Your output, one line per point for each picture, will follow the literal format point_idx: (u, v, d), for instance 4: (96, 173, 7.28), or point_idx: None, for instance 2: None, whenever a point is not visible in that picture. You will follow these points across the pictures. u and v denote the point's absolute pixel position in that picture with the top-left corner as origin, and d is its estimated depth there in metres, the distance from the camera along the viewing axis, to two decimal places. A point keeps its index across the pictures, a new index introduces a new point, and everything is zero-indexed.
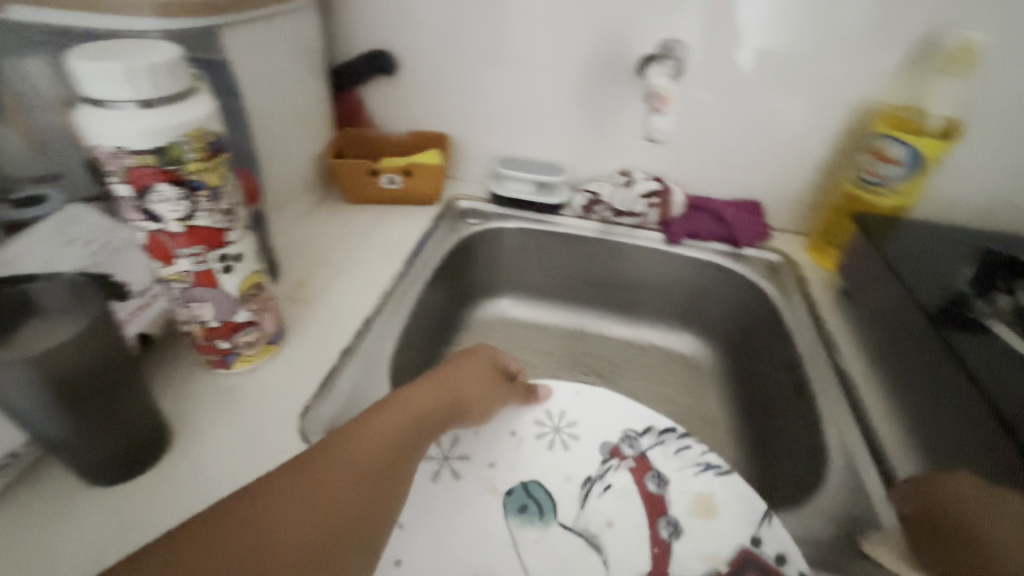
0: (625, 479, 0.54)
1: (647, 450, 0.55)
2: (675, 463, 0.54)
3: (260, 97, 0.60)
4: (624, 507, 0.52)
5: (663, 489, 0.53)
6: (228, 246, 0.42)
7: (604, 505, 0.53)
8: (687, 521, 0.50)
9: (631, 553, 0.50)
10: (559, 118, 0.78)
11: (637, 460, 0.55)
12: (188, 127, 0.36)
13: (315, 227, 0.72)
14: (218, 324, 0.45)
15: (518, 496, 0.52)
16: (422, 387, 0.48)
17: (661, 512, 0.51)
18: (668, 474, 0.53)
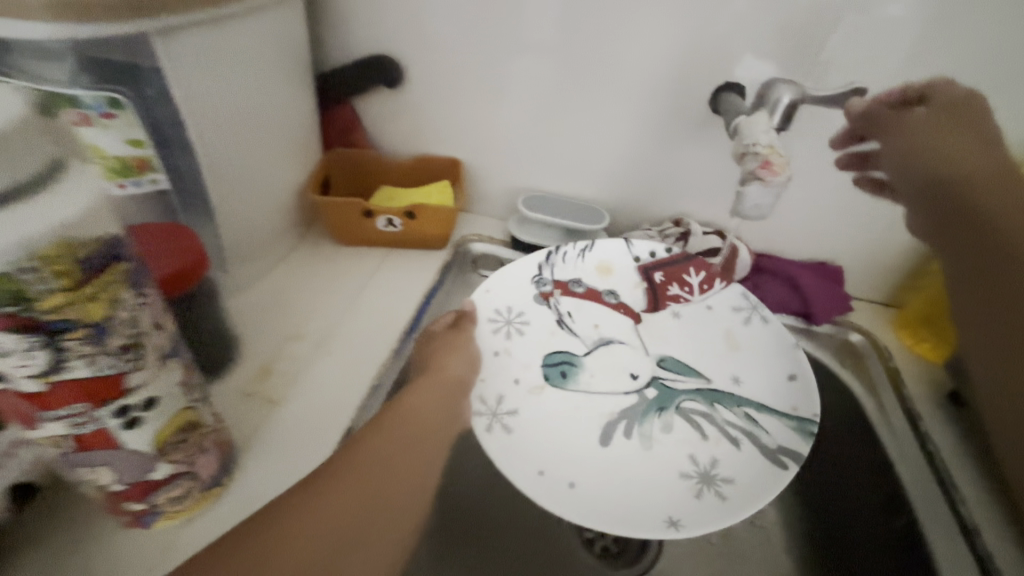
0: (577, 305, 0.54)
1: (555, 271, 0.54)
2: (577, 264, 0.55)
3: (217, 126, 0.44)
4: (598, 316, 0.54)
5: (582, 284, 0.55)
6: (127, 396, 0.27)
7: (584, 318, 0.54)
8: (620, 288, 0.55)
9: (631, 334, 0.53)
10: (606, 152, 0.62)
11: (583, 289, 0.54)
12: (35, 247, 0.21)
13: (292, 279, 0.57)
14: (124, 487, 0.31)
15: (550, 369, 0.50)
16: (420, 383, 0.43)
17: (603, 297, 0.54)
18: (585, 275, 0.55)
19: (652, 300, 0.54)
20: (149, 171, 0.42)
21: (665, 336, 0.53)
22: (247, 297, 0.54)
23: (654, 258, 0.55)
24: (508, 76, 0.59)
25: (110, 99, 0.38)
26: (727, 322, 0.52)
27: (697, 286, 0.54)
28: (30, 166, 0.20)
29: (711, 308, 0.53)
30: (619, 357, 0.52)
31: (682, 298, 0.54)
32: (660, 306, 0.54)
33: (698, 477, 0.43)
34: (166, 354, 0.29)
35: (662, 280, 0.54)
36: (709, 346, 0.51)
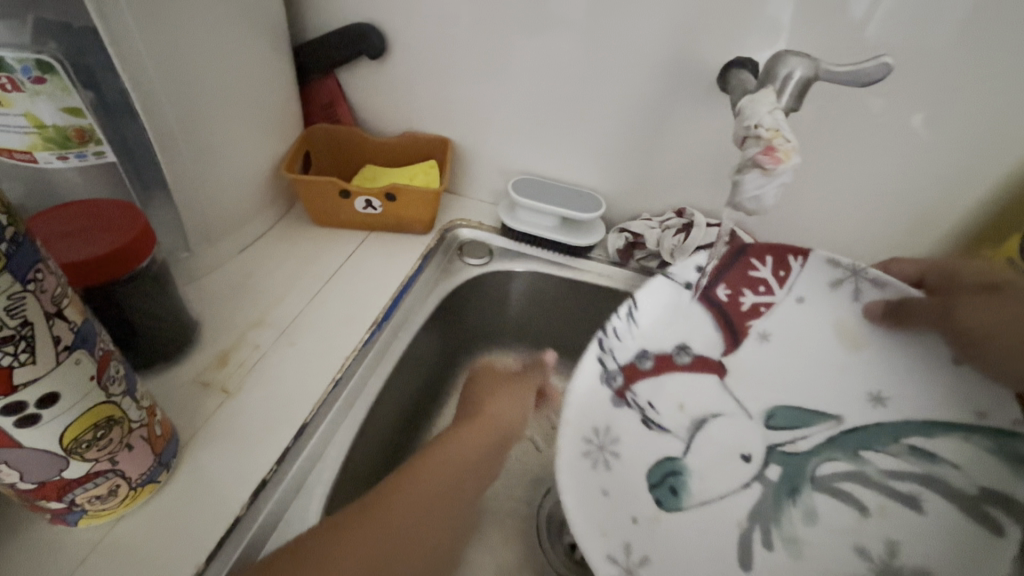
0: (652, 386, 0.45)
1: (621, 351, 0.44)
2: (642, 329, 0.45)
3: (169, 94, 0.41)
4: (691, 389, 0.45)
5: (650, 355, 0.45)
6: (19, 392, 0.25)
7: (665, 405, 0.44)
8: (692, 339, 0.46)
9: (722, 395, 0.45)
10: (605, 134, 0.57)
11: (656, 361, 0.45)
12: None
13: (264, 263, 0.55)
14: (34, 485, 0.29)
15: (659, 491, 0.41)
16: (463, 432, 0.45)
17: (674, 361, 0.45)
18: (649, 343, 0.45)
19: (733, 327, 0.46)
20: (90, 143, 0.38)
21: (769, 365, 0.46)
22: (215, 279, 0.52)
23: (710, 271, 0.45)
24: (500, 50, 0.54)
25: (41, 62, 0.34)
26: (833, 308, 0.45)
27: (772, 279, 0.45)
28: None
29: (802, 300, 0.45)
30: (724, 437, 0.44)
31: (760, 309, 0.45)
32: (746, 328, 0.46)
33: (879, 567, 0.38)
34: (68, 345, 0.26)
35: (728, 295, 0.45)
36: (802, 383, 0.45)
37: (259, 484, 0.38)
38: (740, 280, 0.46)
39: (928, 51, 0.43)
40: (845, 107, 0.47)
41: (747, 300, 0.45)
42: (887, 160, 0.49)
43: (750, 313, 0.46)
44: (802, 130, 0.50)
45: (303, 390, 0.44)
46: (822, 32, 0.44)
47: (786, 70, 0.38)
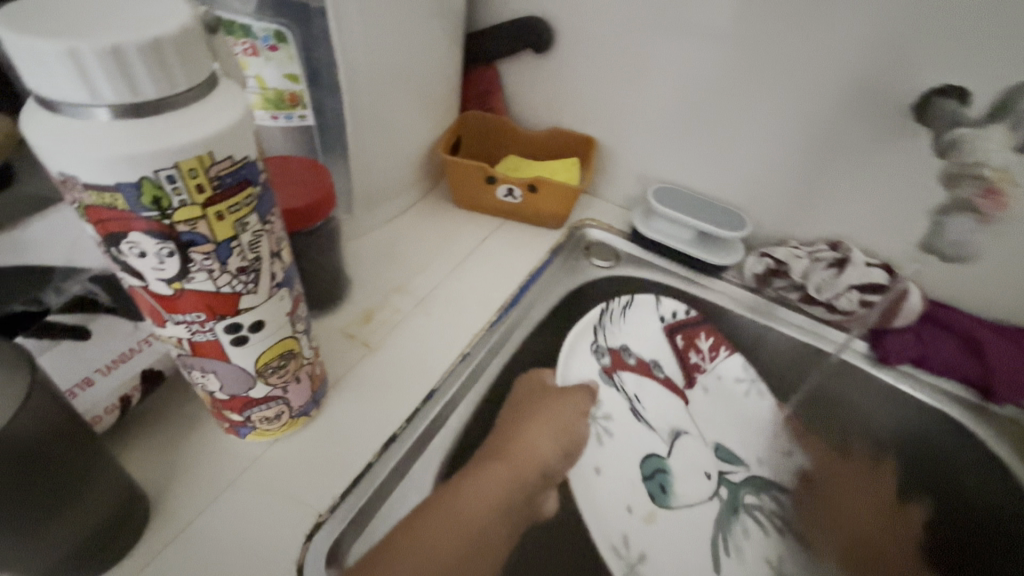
0: (635, 379, 0.54)
1: (613, 341, 0.55)
2: (635, 331, 0.56)
3: (366, 71, 0.45)
4: (658, 398, 0.54)
5: (634, 353, 0.55)
6: (241, 314, 0.28)
7: (649, 404, 0.54)
8: (664, 362, 0.56)
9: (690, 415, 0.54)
10: (763, 154, 0.54)
11: (638, 363, 0.55)
12: (180, 156, 0.21)
13: (406, 234, 0.58)
14: (226, 397, 0.33)
15: (651, 485, 0.50)
16: (497, 464, 0.41)
17: (651, 370, 0.55)
18: (632, 344, 0.55)
19: (683, 370, 0.56)
20: (299, 106, 0.44)
21: (708, 414, 0.55)
22: (365, 243, 0.56)
23: (676, 319, 0.57)
24: (667, 56, 0.53)
25: (276, 32, 0.40)
26: (738, 395, 0.56)
27: (709, 352, 0.57)
28: (191, 73, 0.21)
29: (721, 377, 0.56)
30: (692, 457, 0.52)
31: (702, 367, 0.56)
32: (690, 382, 0.56)
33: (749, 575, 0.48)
34: (279, 282, 0.30)
35: (683, 343, 0.56)
36: (748, 439, 0.54)
37: (390, 439, 0.40)
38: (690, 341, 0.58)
39: None
40: None
41: (693, 354, 0.56)
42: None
43: (695, 367, 0.56)
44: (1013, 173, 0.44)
45: (433, 359, 0.47)
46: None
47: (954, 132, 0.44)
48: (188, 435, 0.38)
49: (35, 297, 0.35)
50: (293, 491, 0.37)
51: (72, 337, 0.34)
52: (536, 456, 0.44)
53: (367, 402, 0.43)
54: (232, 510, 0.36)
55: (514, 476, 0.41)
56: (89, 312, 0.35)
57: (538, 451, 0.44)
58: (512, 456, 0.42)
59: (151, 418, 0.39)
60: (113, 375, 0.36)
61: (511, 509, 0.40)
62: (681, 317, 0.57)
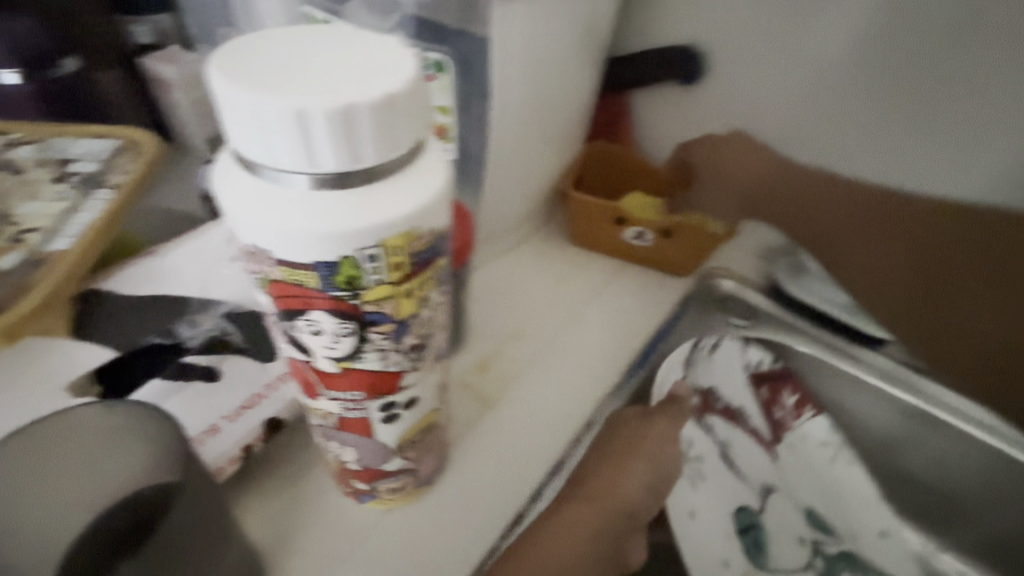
0: (722, 425, 0.47)
1: (700, 379, 0.48)
2: (721, 371, 0.48)
3: (516, 102, 0.41)
4: (747, 452, 0.47)
5: (723, 398, 0.48)
6: (399, 391, 0.25)
7: (739, 455, 0.47)
8: (752, 413, 0.48)
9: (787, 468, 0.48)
10: (953, 213, 0.46)
11: (727, 411, 0.48)
12: (389, 232, 0.18)
13: (521, 273, 0.54)
14: (359, 468, 0.29)
15: (744, 542, 0.44)
16: (583, 497, 0.36)
17: (741, 418, 0.48)
18: (721, 386, 0.48)
19: (769, 424, 0.48)
20: (441, 138, 0.41)
21: (800, 475, 0.48)
22: (479, 280, 0.53)
23: (760, 368, 0.49)
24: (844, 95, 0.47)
25: (435, 62, 0.37)
26: (828, 459, 0.48)
27: (798, 409, 0.49)
28: (413, 134, 0.17)
29: (810, 437, 0.48)
30: (783, 520, 0.46)
31: (789, 424, 0.48)
32: (777, 437, 0.48)
33: None
34: (439, 355, 0.26)
35: (769, 396, 0.49)
36: (846, 503, 0.48)
37: (512, 519, 0.36)
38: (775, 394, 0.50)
39: None
40: None
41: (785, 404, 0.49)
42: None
43: (781, 424, 0.49)
44: None
45: (556, 424, 0.42)
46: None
47: None
48: (303, 491, 0.35)
49: (169, 330, 0.33)
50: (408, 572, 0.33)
51: (204, 378, 0.32)
52: (625, 494, 0.37)
53: (486, 470, 0.38)
54: None
55: (600, 518, 0.35)
56: (223, 352, 0.33)
57: (624, 489, 0.37)
58: (594, 491, 0.36)
59: (267, 467, 0.36)
60: (239, 422, 0.33)
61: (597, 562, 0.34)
62: (765, 367, 0.49)
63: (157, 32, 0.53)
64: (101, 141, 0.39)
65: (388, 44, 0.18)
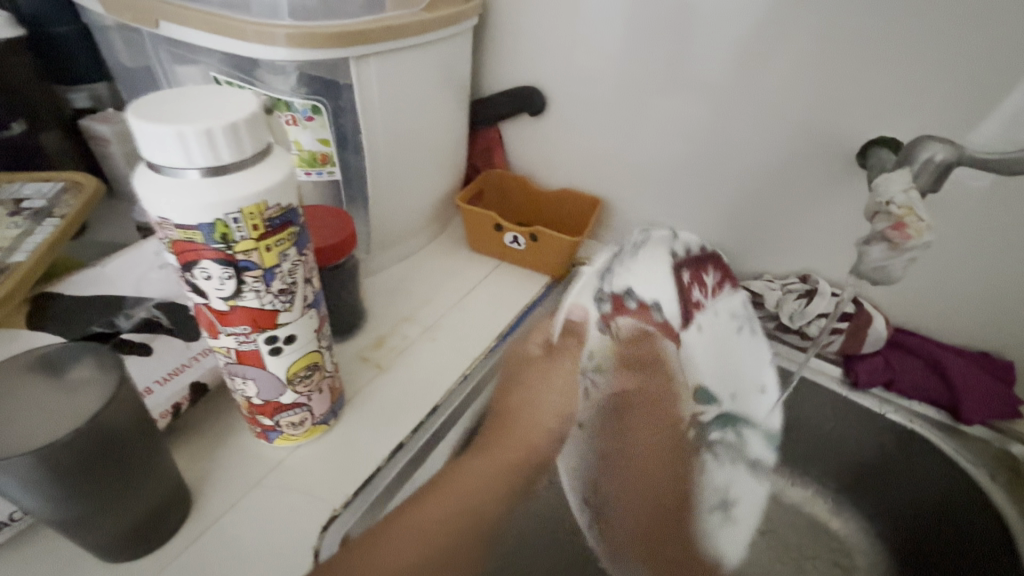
0: (633, 324, 0.52)
1: (615, 285, 0.52)
2: (646, 274, 0.53)
3: (384, 134, 0.54)
4: (645, 339, 0.52)
5: (636, 297, 0.52)
6: (278, 328, 0.35)
7: (639, 345, 0.52)
8: (664, 301, 0.53)
9: (658, 351, 0.52)
10: (730, 196, 0.61)
11: (638, 308, 0.52)
12: (243, 204, 0.29)
13: (416, 272, 0.66)
14: (261, 401, 0.40)
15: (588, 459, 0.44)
16: (491, 453, 0.45)
17: (648, 313, 0.52)
18: (635, 286, 0.52)
19: (683, 310, 0.54)
20: (328, 164, 0.52)
21: (700, 352, 0.54)
22: (381, 280, 0.64)
23: (685, 256, 0.56)
24: (644, 114, 0.61)
25: (313, 106, 0.49)
26: (723, 329, 0.56)
27: (706, 290, 0.57)
28: (255, 144, 0.29)
29: (700, 327, 0.55)
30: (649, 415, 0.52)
31: (702, 304, 0.56)
32: (687, 320, 0.54)
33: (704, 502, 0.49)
34: (310, 303, 0.37)
35: (687, 280, 0.55)
36: (740, 376, 0.55)
37: (398, 445, 0.46)
38: (695, 279, 0.56)
39: None
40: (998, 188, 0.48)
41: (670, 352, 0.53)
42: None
43: (692, 304, 0.55)
44: (942, 211, 0.51)
45: (438, 377, 0.53)
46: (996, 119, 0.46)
47: (927, 154, 0.42)
48: (225, 439, 0.45)
49: (110, 320, 0.42)
50: (309, 491, 0.43)
51: (141, 352, 0.42)
52: (534, 436, 0.48)
53: (379, 413, 0.49)
54: (261, 504, 0.42)
55: (508, 462, 0.45)
56: (156, 332, 0.43)
57: (529, 433, 0.48)
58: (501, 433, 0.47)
59: (195, 427, 0.45)
60: (167, 386, 0.42)
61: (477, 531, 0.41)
62: (686, 255, 0.56)
63: (93, 98, 0.63)
64: (48, 183, 0.49)
65: (243, 93, 0.30)
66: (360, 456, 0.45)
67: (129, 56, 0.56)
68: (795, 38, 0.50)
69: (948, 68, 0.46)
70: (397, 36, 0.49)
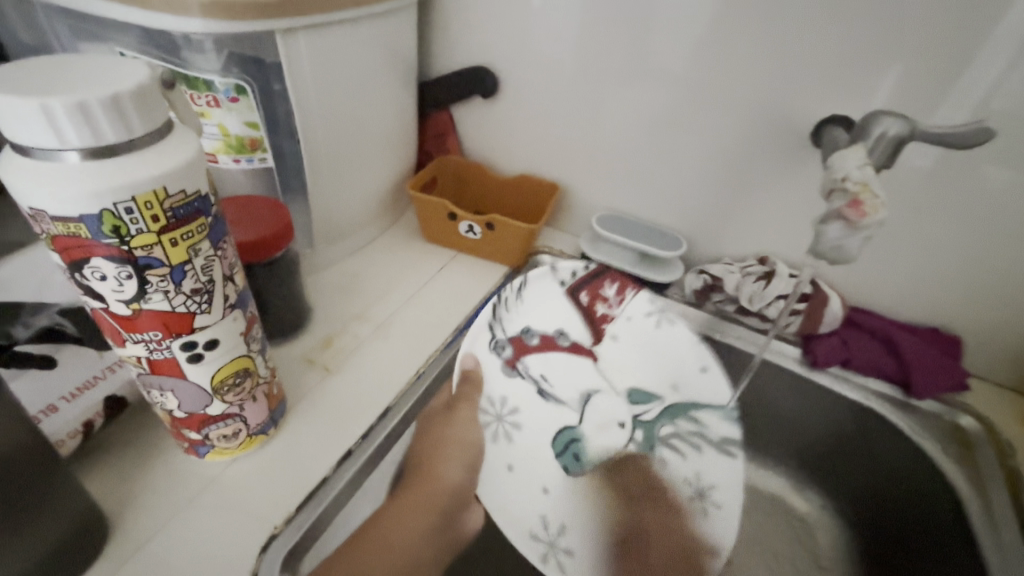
0: (540, 359, 0.54)
1: (507, 331, 0.53)
2: (518, 301, 0.54)
3: (320, 117, 0.50)
4: (568, 367, 0.54)
5: (536, 333, 0.54)
6: (195, 333, 0.31)
7: (557, 381, 0.54)
8: (571, 330, 0.55)
9: (587, 372, 0.55)
10: (688, 178, 0.60)
11: (541, 342, 0.54)
12: (137, 191, 0.25)
13: (365, 266, 0.62)
14: (184, 415, 0.36)
15: (564, 458, 0.51)
16: (410, 489, 0.43)
17: (556, 342, 0.55)
18: (534, 323, 0.54)
19: (589, 328, 0.56)
20: (259, 150, 0.48)
21: (618, 361, 0.55)
22: (328, 276, 0.60)
23: (575, 279, 0.56)
24: (598, 96, 0.59)
25: (236, 85, 0.44)
26: (642, 329, 0.55)
27: (613, 297, 0.56)
28: (147, 122, 0.25)
29: (615, 337, 0.56)
30: (603, 408, 0.53)
31: (609, 315, 0.56)
32: (597, 336, 0.55)
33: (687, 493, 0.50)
34: (232, 303, 0.33)
35: (586, 301, 0.55)
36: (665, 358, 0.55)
37: (346, 452, 0.43)
38: (596, 295, 0.56)
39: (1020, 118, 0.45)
40: (946, 165, 0.48)
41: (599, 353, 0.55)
42: (983, 215, 0.49)
43: (602, 317, 0.56)
44: (893, 189, 0.51)
45: (390, 378, 0.49)
46: (943, 95, 0.46)
47: (880, 129, 0.42)
48: (150, 458, 0.40)
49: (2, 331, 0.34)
50: (247, 508, 0.39)
51: (43, 365, 0.36)
52: (440, 484, 0.44)
53: (326, 418, 0.45)
54: (192, 527, 0.38)
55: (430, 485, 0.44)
56: (60, 343, 0.36)
57: (443, 471, 0.44)
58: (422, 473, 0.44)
59: (115, 447, 0.41)
60: (77, 402, 0.38)
61: (439, 535, 0.42)
62: (578, 276, 0.56)
63: None
64: None
65: (131, 64, 0.26)
66: (303, 466, 0.42)
67: (22, 32, 0.50)
68: (748, 14, 0.49)
69: (896, 43, 0.46)
70: (328, 8, 0.44)
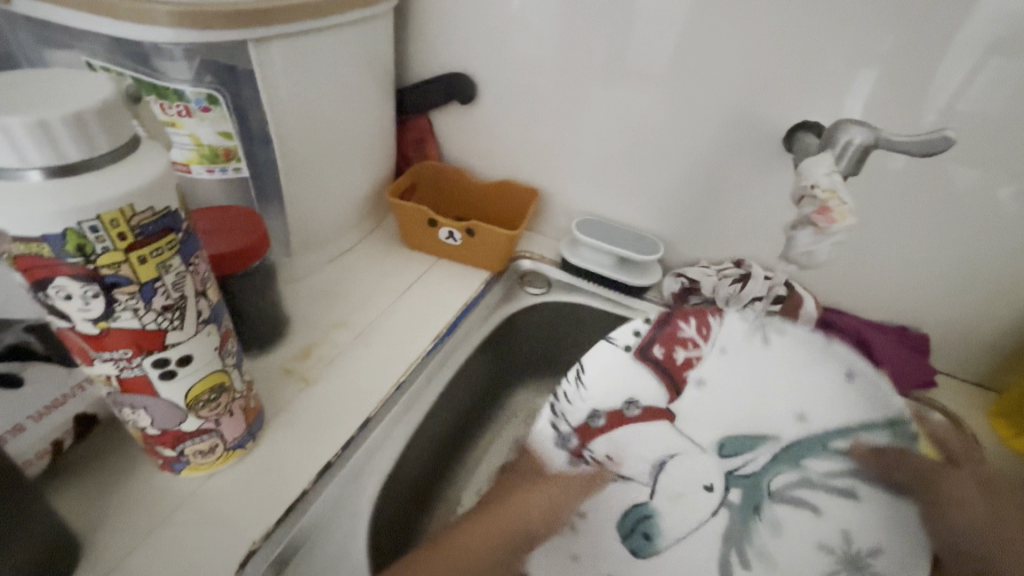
0: (609, 442, 0.50)
1: (574, 421, 0.48)
2: (593, 379, 0.49)
3: (296, 126, 0.49)
4: (649, 442, 0.51)
5: (602, 415, 0.49)
6: (167, 350, 0.31)
7: (631, 456, 0.51)
8: (645, 397, 0.51)
9: (672, 438, 0.51)
10: (666, 184, 0.61)
11: (612, 422, 0.50)
12: (101, 209, 0.25)
13: (345, 274, 0.61)
14: (157, 432, 0.35)
15: (635, 541, 0.50)
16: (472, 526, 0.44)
17: (625, 415, 0.50)
18: (600, 407, 0.49)
19: (670, 381, 0.51)
20: (233, 160, 0.47)
21: (707, 408, 0.51)
22: (307, 284, 0.59)
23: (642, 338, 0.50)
24: (577, 103, 0.60)
25: (208, 95, 0.44)
26: (749, 352, 0.51)
27: (697, 336, 0.51)
28: (110, 138, 0.25)
29: (702, 382, 0.51)
30: (688, 470, 0.52)
31: (693, 358, 0.51)
32: (679, 390, 0.51)
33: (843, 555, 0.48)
34: (206, 318, 0.32)
35: (663, 354, 0.50)
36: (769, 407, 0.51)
37: (326, 464, 0.43)
38: (672, 340, 0.51)
39: (980, 125, 0.46)
40: (913, 169, 0.50)
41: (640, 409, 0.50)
42: (949, 218, 0.51)
43: (686, 363, 0.51)
44: (863, 193, 0.53)
45: (372, 387, 0.49)
46: (908, 102, 0.48)
47: (846, 136, 0.43)
48: (123, 475, 0.40)
49: None
50: (223, 524, 0.38)
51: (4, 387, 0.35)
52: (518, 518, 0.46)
53: (306, 429, 0.45)
54: (167, 545, 0.37)
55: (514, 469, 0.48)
56: (25, 361, 0.36)
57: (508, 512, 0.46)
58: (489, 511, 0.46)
59: (86, 465, 0.40)
60: (45, 421, 0.36)
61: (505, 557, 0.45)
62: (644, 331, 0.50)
63: None
64: None
65: (94, 79, 0.26)
66: (283, 479, 0.41)
67: None
68: (721, 23, 0.50)
69: (862, 52, 0.47)
70: (302, 16, 0.44)
